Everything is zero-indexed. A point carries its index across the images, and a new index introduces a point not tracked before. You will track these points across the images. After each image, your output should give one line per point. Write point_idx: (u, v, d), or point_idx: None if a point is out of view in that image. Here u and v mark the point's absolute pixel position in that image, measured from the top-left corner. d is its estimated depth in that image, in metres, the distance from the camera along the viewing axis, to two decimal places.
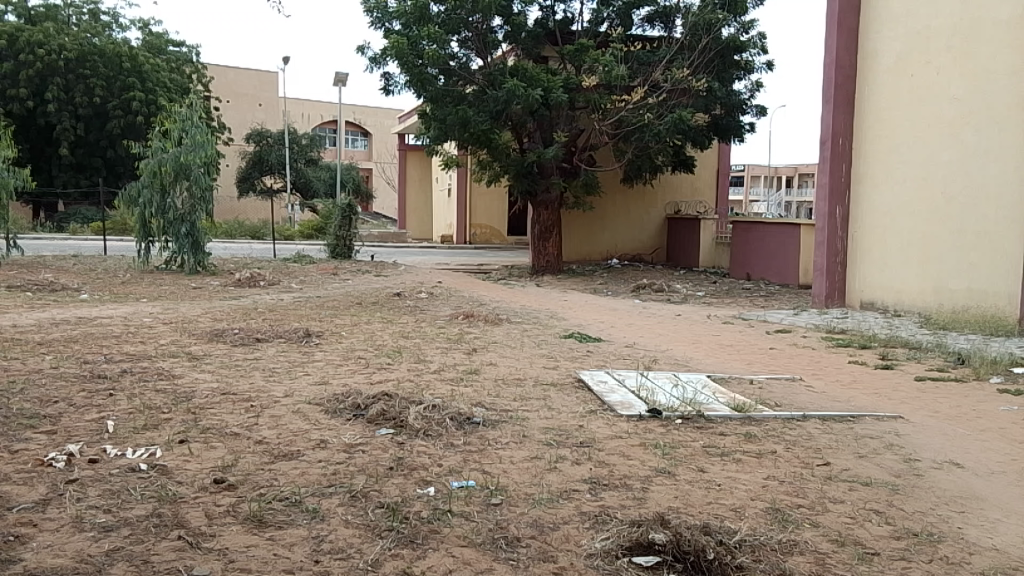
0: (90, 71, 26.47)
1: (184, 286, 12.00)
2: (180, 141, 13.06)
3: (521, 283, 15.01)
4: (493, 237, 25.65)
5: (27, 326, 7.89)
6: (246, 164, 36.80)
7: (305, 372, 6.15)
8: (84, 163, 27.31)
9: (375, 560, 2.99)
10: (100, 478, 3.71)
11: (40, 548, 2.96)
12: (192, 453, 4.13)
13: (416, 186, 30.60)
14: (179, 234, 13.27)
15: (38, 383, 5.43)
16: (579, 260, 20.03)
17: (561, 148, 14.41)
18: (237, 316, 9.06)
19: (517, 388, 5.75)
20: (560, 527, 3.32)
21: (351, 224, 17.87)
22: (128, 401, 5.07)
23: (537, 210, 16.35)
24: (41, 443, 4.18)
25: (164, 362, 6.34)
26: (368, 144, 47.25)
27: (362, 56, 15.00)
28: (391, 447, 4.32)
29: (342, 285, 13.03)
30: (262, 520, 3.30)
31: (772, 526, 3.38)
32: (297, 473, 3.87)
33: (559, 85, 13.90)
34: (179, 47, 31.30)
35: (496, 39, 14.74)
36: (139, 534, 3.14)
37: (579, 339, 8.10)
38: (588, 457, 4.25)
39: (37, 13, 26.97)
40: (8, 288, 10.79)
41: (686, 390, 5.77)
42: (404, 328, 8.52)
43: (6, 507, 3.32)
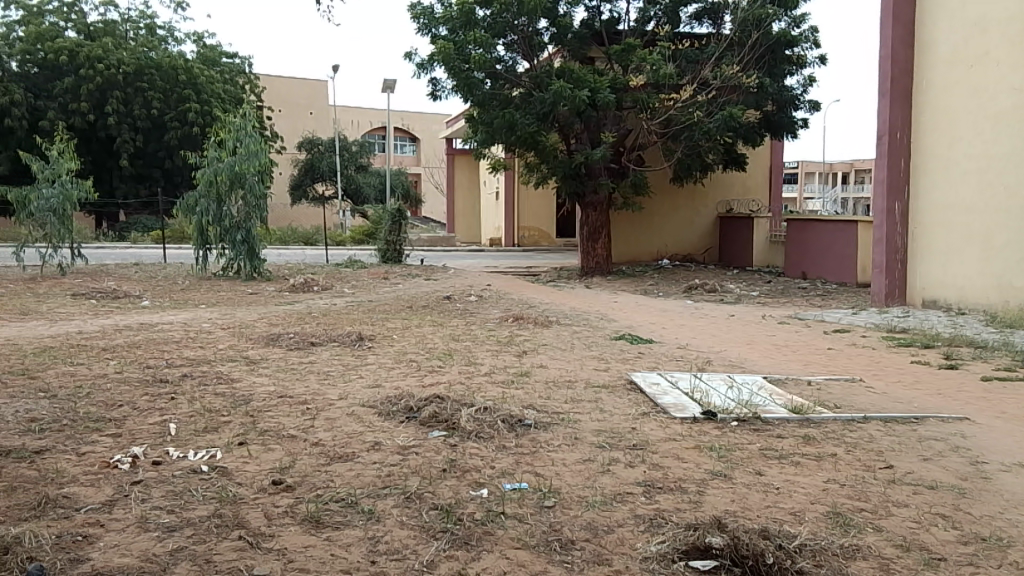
0: (148, 84, 27.27)
1: (240, 292, 12.28)
2: (234, 151, 13.36)
3: (571, 285, 14.97)
4: (541, 239, 25.71)
5: (93, 332, 8.17)
6: (298, 172, 37.43)
7: (358, 375, 6.23)
8: (144, 174, 28.26)
9: (430, 562, 3.01)
10: (163, 480, 3.81)
11: (107, 548, 3.05)
12: (250, 455, 4.21)
13: (464, 189, 30.77)
14: (236, 242, 13.64)
15: (104, 388, 5.60)
16: (629, 261, 19.89)
17: (608, 148, 14.32)
18: (291, 320, 9.24)
19: (569, 390, 5.74)
20: (615, 530, 3.30)
21: (400, 229, 18.06)
22: (189, 404, 5.20)
23: (586, 210, 16.29)
24: (106, 446, 4.31)
25: (222, 366, 6.49)
26: (416, 150, 47.69)
27: (409, 62, 15.19)
28: (444, 449, 4.35)
29: (392, 290, 13.17)
30: (319, 521, 3.35)
31: (833, 531, 3.30)
32: (352, 475, 3.92)
33: (605, 85, 13.83)
34: (232, 59, 32.02)
35: (542, 41, 14.74)
36: (201, 534, 3.22)
37: (630, 340, 8.03)
38: (642, 459, 4.21)
39: (96, 29, 27.91)
40: (74, 296, 11.17)
41: (741, 392, 5.68)
42: (455, 331, 8.57)
43: (74, 508, 3.43)
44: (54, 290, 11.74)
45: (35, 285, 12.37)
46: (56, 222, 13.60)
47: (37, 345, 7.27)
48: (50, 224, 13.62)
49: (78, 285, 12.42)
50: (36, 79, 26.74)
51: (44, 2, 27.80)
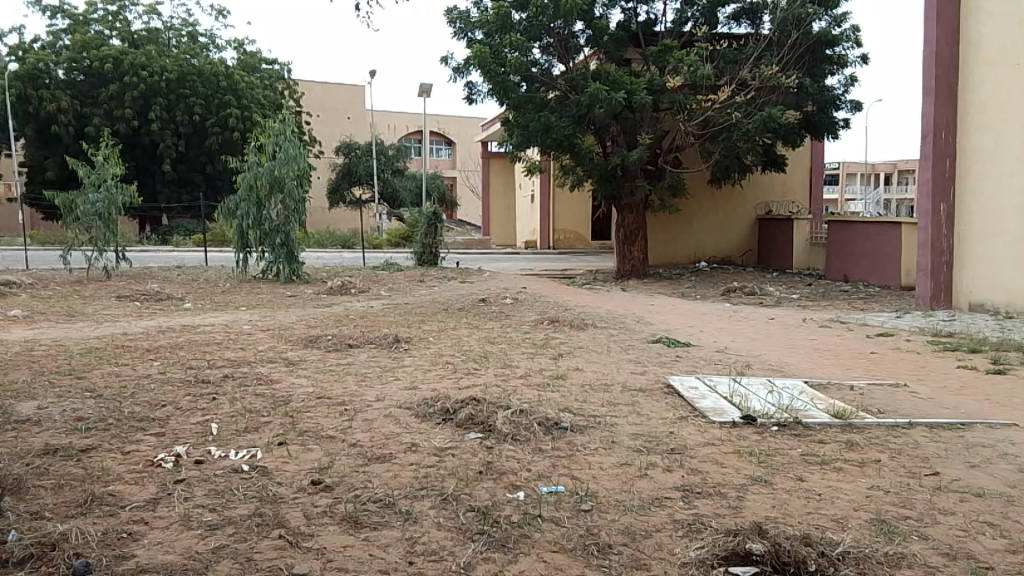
0: (190, 90, 27.81)
1: (279, 294, 12.45)
2: (274, 155, 13.55)
3: (607, 288, 14.91)
4: (576, 242, 25.66)
5: (138, 333, 8.35)
6: (336, 176, 37.84)
7: (395, 377, 6.27)
8: (186, 178, 28.83)
9: (468, 563, 3.01)
10: (205, 478, 3.88)
11: (151, 546, 3.11)
12: (290, 455, 4.26)
13: (499, 192, 30.84)
14: (275, 245, 13.85)
15: (148, 388, 5.72)
16: (667, 264, 19.74)
17: (645, 150, 14.23)
18: (329, 322, 9.33)
19: (605, 394, 5.71)
20: (653, 535, 3.27)
21: (436, 232, 18.16)
22: (230, 405, 5.29)
23: (622, 213, 16.23)
24: (150, 445, 4.40)
25: (263, 367, 6.58)
26: (452, 153, 47.96)
27: (445, 66, 15.27)
28: (480, 451, 4.36)
29: (429, 292, 13.23)
30: (358, 521, 3.37)
31: (877, 539, 3.23)
32: (390, 476, 3.95)
33: (642, 87, 13.74)
34: (272, 65, 32.53)
35: (578, 43, 14.71)
36: (242, 532, 3.26)
37: (668, 344, 7.97)
38: (681, 464, 4.17)
39: (139, 37, 28.56)
40: (119, 298, 11.43)
41: (781, 396, 5.60)
42: (490, 334, 8.58)
43: (119, 505, 3.50)
44: (100, 293, 12.03)
45: (81, 287, 12.69)
46: (101, 226, 13.94)
47: (84, 346, 7.46)
48: (96, 227, 13.96)
49: (123, 288, 12.71)
50: (82, 86, 27.45)
51: (89, 11, 28.54)
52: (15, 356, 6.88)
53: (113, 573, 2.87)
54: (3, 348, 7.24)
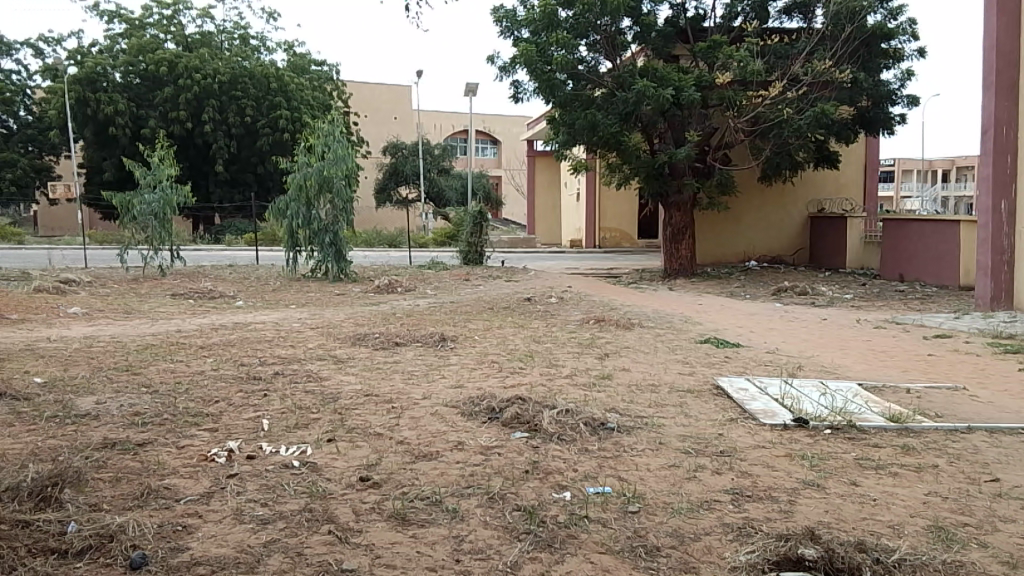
0: (242, 92, 28.39)
1: (327, 292, 12.64)
2: (323, 156, 13.74)
3: (653, 287, 14.79)
4: (622, 240, 25.49)
5: (192, 331, 8.55)
6: (383, 176, 38.23)
7: (441, 375, 6.31)
8: (238, 179, 29.44)
9: (514, 562, 3.01)
10: (257, 473, 3.95)
11: (205, 539, 3.18)
12: (339, 451, 4.32)
13: (545, 190, 30.80)
14: (324, 244, 14.06)
15: (201, 384, 5.85)
16: (716, 262, 19.49)
17: (693, 147, 14.05)
18: (376, 321, 9.43)
19: (652, 394, 5.65)
20: (702, 538, 3.23)
21: (481, 231, 18.21)
22: (281, 401, 5.38)
23: (669, 211, 16.06)
24: (204, 440, 4.50)
25: (312, 364, 6.69)
26: (498, 152, 48.05)
27: (492, 65, 15.30)
28: (526, 450, 4.36)
29: (474, 291, 13.28)
30: (405, 518, 3.40)
31: (934, 546, 3.14)
32: (436, 473, 3.97)
33: (690, 84, 13.58)
34: (320, 66, 33.02)
35: (625, 41, 14.60)
36: (293, 527, 3.31)
37: (717, 344, 7.86)
38: (730, 466, 4.11)
39: (193, 40, 29.27)
40: (174, 296, 11.72)
41: (835, 398, 5.48)
42: (536, 333, 8.56)
43: (175, 499, 3.59)
44: (156, 291, 12.36)
45: (138, 285, 13.05)
46: (157, 226, 14.31)
47: (141, 343, 7.66)
48: (152, 227, 14.34)
49: (177, 286, 13.02)
50: (138, 89, 28.22)
51: (145, 15, 29.34)
52: (76, 352, 7.10)
53: (168, 564, 2.94)
54: (63, 345, 7.47)
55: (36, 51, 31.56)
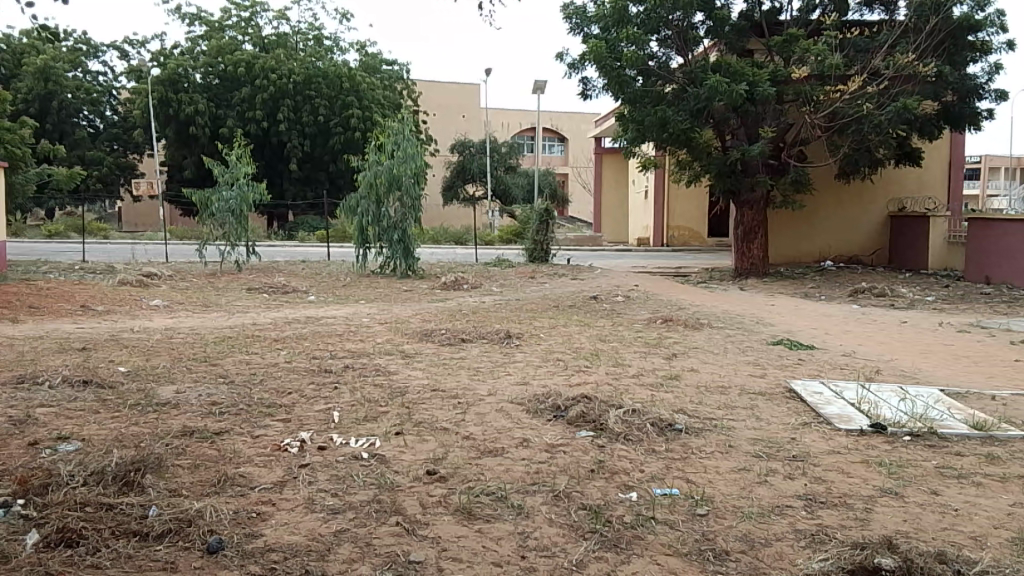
0: (316, 92, 29.05)
1: (396, 288, 12.86)
2: (393, 154, 13.93)
3: (724, 286, 14.53)
4: (692, 239, 25.11)
5: (267, 324, 8.82)
6: (451, 174, 38.60)
7: (507, 372, 6.34)
8: (311, 177, 30.18)
9: (580, 561, 3.00)
10: (327, 464, 4.04)
11: (278, 526, 3.27)
12: (407, 444, 4.39)
13: (612, 188, 30.61)
14: (392, 241, 14.28)
15: (275, 375, 6.04)
16: (789, 262, 19.02)
17: (767, 144, 13.72)
18: (443, 317, 9.53)
19: (722, 396, 5.55)
20: (772, 544, 3.15)
21: (547, 229, 18.20)
22: (350, 394, 5.50)
23: (741, 209, 15.74)
24: (278, 430, 4.62)
25: (381, 358, 6.81)
26: (565, 149, 47.92)
27: (561, 62, 15.25)
28: (591, 448, 4.34)
29: (540, 289, 13.27)
30: (471, 513, 3.42)
31: (1020, 559, 2.99)
32: (502, 470, 3.98)
33: (765, 79, 13.27)
34: (391, 65, 33.50)
35: (697, 35, 14.36)
36: (362, 517, 3.38)
37: (789, 346, 7.67)
38: (804, 471, 4.00)
39: (270, 41, 30.18)
40: (249, 290, 12.08)
41: (915, 404, 5.27)
42: (601, 331, 8.52)
43: (249, 486, 3.71)
44: (233, 285, 12.78)
45: (216, 279, 13.51)
46: (234, 222, 14.79)
47: (218, 335, 7.93)
48: (229, 224, 14.82)
49: (253, 280, 13.43)
50: (217, 90, 29.17)
51: (224, 17, 30.34)
52: (157, 342, 7.40)
53: (243, 549, 3.04)
54: (146, 335, 7.79)
55: (121, 54, 32.94)
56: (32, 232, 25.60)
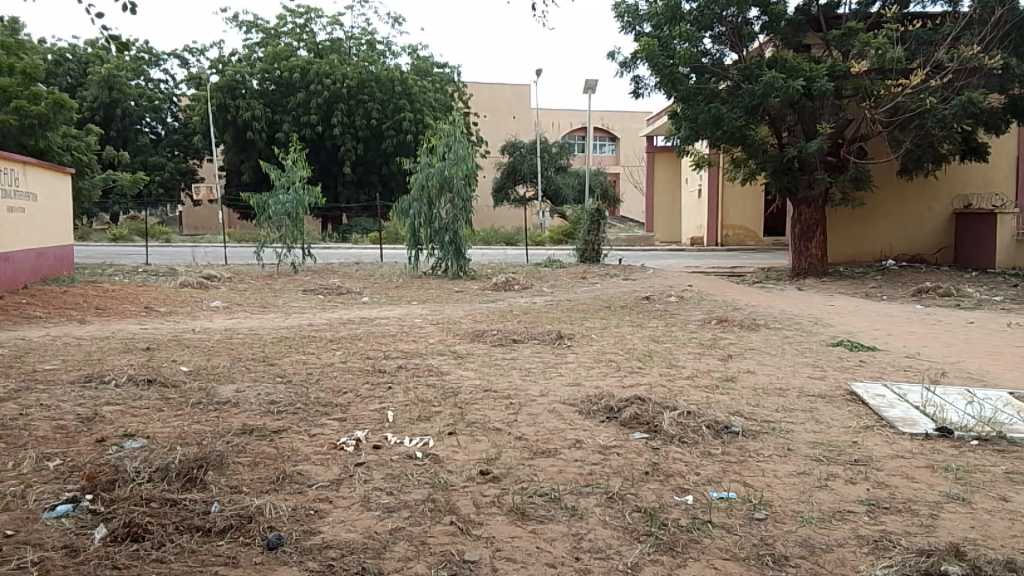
0: (369, 95, 29.44)
1: (447, 290, 12.94)
2: (444, 156, 14.04)
3: (780, 286, 14.25)
4: (747, 238, 24.70)
5: (322, 324, 8.97)
6: (501, 175, 38.71)
7: (559, 373, 6.32)
8: (364, 180, 30.59)
9: (634, 563, 2.98)
10: (382, 463, 4.09)
11: (336, 523, 3.32)
12: (460, 444, 4.41)
13: (664, 187, 30.31)
14: (444, 242, 14.38)
15: (331, 375, 6.15)
16: (848, 262, 18.49)
17: (824, 140, 13.40)
18: (495, 318, 9.57)
19: (780, 398, 5.44)
20: (834, 549, 3.08)
21: (599, 228, 18.12)
22: (404, 394, 5.55)
23: (798, 208, 15.41)
24: (334, 429, 4.70)
25: (434, 359, 6.87)
26: (616, 149, 47.59)
27: (612, 61, 15.17)
28: (646, 451, 4.30)
29: (591, 290, 13.22)
30: (525, 513, 3.42)
31: None
32: (555, 470, 3.97)
33: (822, 74, 12.98)
34: (443, 68, 33.75)
35: (752, 31, 14.11)
36: (417, 516, 3.41)
37: (850, 347, 7.49)
38: (866, 476, 3.90)
39: (324, 47, 30.75)
40: (305, 292, 12.30)
41: (983, 408, 5.08)
42: (654, 332, 8.44)
43: (307, 483, 3.77)
44: (289, 286, 13.04)
45: (273, 281, 13.81)
46: (290, 225, 15.11)
47: (276, 335, 8.11)
48: (286, 226, 15.14)
49: (309, 282, 13.69)
50: (273, 95, 29.83)
51: (280, 24, 31.01)
52: (217, 343, 7.60)
53: (302, 546, 3.09)
54: (207, 336, 8.01)
55: (182, 62, 33.91)
56: (98, 236, 26.57)
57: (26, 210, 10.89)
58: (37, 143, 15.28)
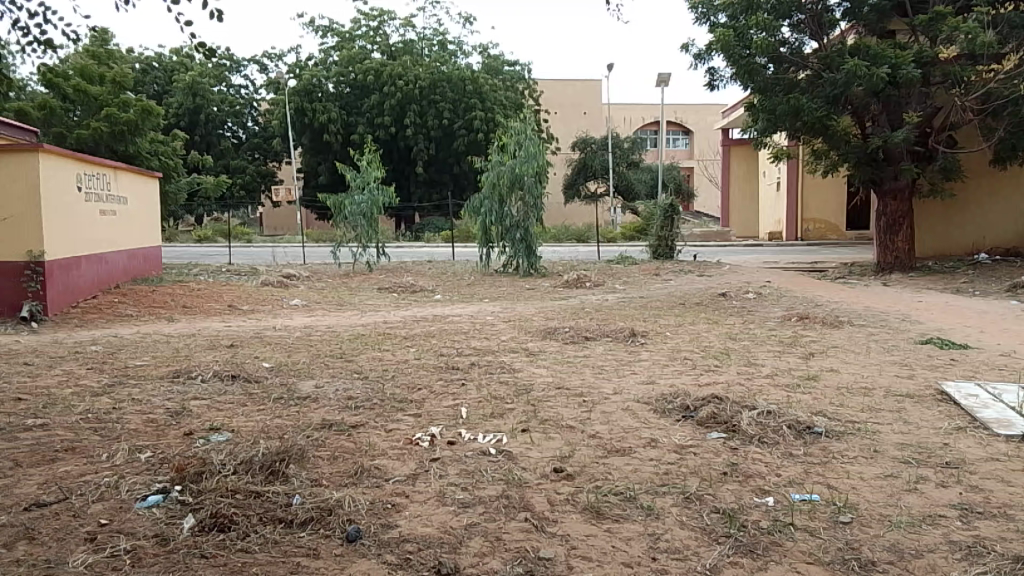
0: (440, 95, 29.77)
1: (519, 287, 12.96)
2: (515, 154, 14.04)
3: (864, 282, 13.75)
4: (828, 232, 23.98)
5: (396, 322, 9.13)
6: (572, 171, 38.58)
7: (632, 370, 6.25)
8: (436, 179, 30.97)
9: (714, 565, 2.92)
10: (457, 458, 4.13)
11: (412, 518, 3.36)
12: (533, 442, 4.40)
13: (740, 181, 29.62)
14: (515, 240, 14.41)
15: (406, 371, 6.23)
16: (937, 256, 17.70)
17: (911, 129, 12.86)
18: (567, 315, 9.55)
19: (866, 398, 5.24)
20: (925, 555, 2.95)
21: (672, 223, 17.84)
22: (476, 390, 5.59)
23: (883, 200, 14.84)
24: (409, 425, 4.76)
25: (506, 356, 6.89)
26: (690, 142, 46.83)
27: (687, 53, 14.91)
28: (724, 451, 4.20)
29: (665, 286, 13.06)
30: (600, 512, 3.40)
31: None
32: (630, 469, 3.93)
33: (909, 60, 12.45)
34: (514, 66, 33.83)
35: (834, 18, 13.67)
36: (492, 512, 3.42)
37: (940, 345, 7.14)
38: (959, 480, 3.72)
39: (397, 49, 31.30)
40: (381, 290, 12.55)
41: None
42: (732, 329, 8.26)
43: (385, 477, 3.83)
44: (365, 285, 13.31)
45: (349, 279, 14.16)
46: (365, 225, 15.40)
47: (353, 332, 8.30)
48: (361, 226, 15.43)
49: (384, 280, 13.94)
50: (348, 98, 30.47)
51: (355, 28, 31.75)
52: (298, 339, 7.84)
53: (380, 539, 3.15)
54: (287, 333, 8.26)
55: (261, 67, 35.03)
56: (185, 237, 27.70)
57: (117, 212, 11.39)
58: (127, 148, 16.03)
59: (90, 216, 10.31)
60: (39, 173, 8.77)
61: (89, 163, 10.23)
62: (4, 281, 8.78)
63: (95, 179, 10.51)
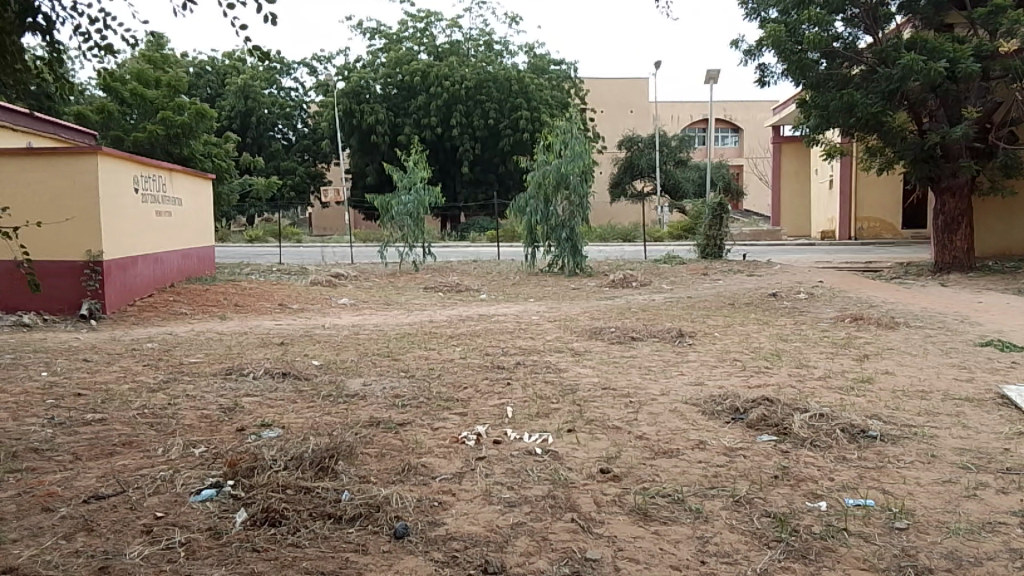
0: (486, 95, 29.88)
1: (564, 287, 12.91)
2: (561, 153, 13.99)
3: (920, 282, 13.38)
4: (883, 231, 23.44)
5: (443, 321, 9.18)
6: (619, 170, 38.33)
7: (680, 371, 6.19)
8: (481, 179, 31.07)
9: (765, 570, 2.87)
10: (503, 458, 4.13)
11: (458, 515, 3.38)
12: (579, 442, 4.37)
13: (791, 179, 29.09)
14: (561, 239, 14.38)
15: (452, 371, 6.25)
16: (998, 255, 17.11)
17: (970, 125, 12.46)
18: (614, 314, 9.50)
19: (922, 401, 5.09)
20: (984, 563, 2.85)
21: (721, 223, 17.59)
22: (522, 390, 5.59)
23: (941, 197, 14.42)
24: (455, 423, 4.78)
25: (551, 356, 6.88)
26: (739, 140, 46.13)
27: (736, 49, 14.71)
28: (774, 454, 4.12)
29: (713, 286, 12.89)
30: (647, 514, 3.36)
31: None
32: (678, 471, 3.88)
33: (968, 54, 12.06)
34: (559, 65, 33.78)
35: (889, 12, 13.32)
36: (537, 511, 3.42)
37: (1000, 348, 6.91)
38: (1020, 486, 3.59)
39: (443, 50, 31.50)
40: (427, 289, 12.64)
41: None
42: (782, 330, 8.11)
43: (431, 476, 3.85)
44: (412, 284, 13.42)
45: (396, 278, 14.28)
46: (412, 225, 15.52)
47: (399, 331, 8.36)
48: (407, 225, 15.57)
49: (431, 279, 14.02)
50: (395, 99, 30.75)
51: (402, 29, 32.05)
52: (346, 338, 7.94)
53: (427, 536, 3.16)
54: (335, 331, 8.36)
55: (310, 70, 35.60)
56: (237, 237, 28.30)
57: (172, 213, 11.68)
58: (182, 150, 16.45)
59: (147, 216, 10.60)
60: (97, 174, 9.03)
61: (145, 165, 10.51)
62: (66, 280, 9.09)
63: (151, 180, 10.80)
